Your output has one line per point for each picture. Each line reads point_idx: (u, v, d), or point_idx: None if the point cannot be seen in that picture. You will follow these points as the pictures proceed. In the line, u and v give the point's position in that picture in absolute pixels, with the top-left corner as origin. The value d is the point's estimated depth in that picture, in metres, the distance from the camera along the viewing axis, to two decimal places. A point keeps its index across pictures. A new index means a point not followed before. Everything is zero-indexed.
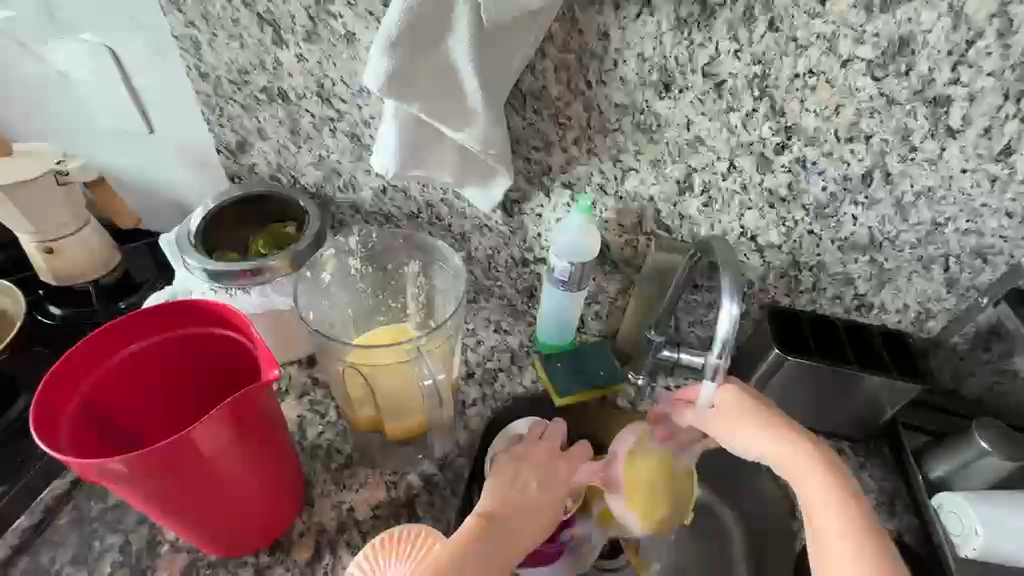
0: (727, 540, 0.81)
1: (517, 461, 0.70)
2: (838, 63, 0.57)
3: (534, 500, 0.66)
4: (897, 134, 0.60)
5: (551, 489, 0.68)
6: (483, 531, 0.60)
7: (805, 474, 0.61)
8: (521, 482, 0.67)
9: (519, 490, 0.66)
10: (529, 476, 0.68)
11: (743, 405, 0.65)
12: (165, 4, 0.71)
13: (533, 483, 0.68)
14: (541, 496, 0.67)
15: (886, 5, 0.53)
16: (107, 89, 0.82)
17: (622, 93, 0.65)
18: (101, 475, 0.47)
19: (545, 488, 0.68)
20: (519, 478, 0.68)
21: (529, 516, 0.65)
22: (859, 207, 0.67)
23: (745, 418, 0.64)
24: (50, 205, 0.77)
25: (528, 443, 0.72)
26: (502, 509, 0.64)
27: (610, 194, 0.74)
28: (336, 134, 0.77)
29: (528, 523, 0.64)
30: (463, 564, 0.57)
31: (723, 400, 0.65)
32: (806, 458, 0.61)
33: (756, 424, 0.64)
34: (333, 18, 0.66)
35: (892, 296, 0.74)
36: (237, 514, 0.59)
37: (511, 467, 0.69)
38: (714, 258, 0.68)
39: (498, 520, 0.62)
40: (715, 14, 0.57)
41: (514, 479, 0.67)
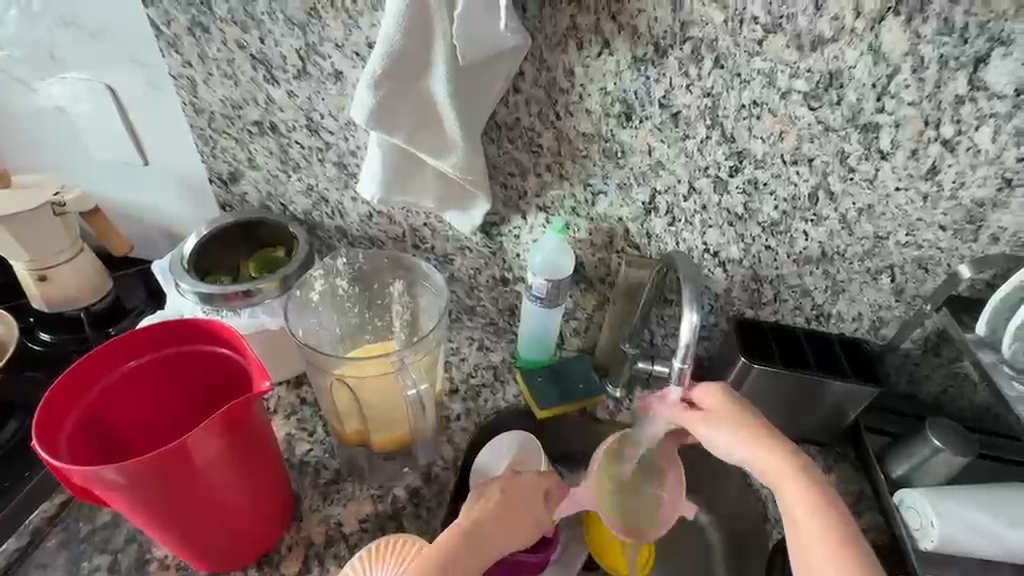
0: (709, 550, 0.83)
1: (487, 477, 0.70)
2: (778, 95, 0.64)
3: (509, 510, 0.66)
4: (836, 156, 0.67)
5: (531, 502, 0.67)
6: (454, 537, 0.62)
7: (789, 474, 0.61)
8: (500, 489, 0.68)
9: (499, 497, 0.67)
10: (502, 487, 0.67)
11: (726, 406, 0.67)
12: (164, 46, 0.76)
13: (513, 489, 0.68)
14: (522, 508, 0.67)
15: (815, 45, 0.60)
16: (105, 125, 0.86)
17: (588, 123, 0.71)
18: (99, 484, 0.50)
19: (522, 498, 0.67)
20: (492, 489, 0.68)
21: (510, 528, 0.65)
22: (809, 223, 0.73)
23: (725, 421, 0.66)
24: (46, 235, 0.81)
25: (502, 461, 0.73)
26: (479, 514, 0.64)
27: (583, 216, 0.79)
28: (324, 163, 0.81)
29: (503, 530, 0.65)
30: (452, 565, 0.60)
31: (709, 401, 0.68)
32: (782, 458, 0.62)
33: (736, 427, 0.65)
34: (322, 58, 0.71)
35: (847, 306, 0.80)
36: (226, 527, 0.61)
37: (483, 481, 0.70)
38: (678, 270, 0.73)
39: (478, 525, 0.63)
40: (667, 53, 0.64)
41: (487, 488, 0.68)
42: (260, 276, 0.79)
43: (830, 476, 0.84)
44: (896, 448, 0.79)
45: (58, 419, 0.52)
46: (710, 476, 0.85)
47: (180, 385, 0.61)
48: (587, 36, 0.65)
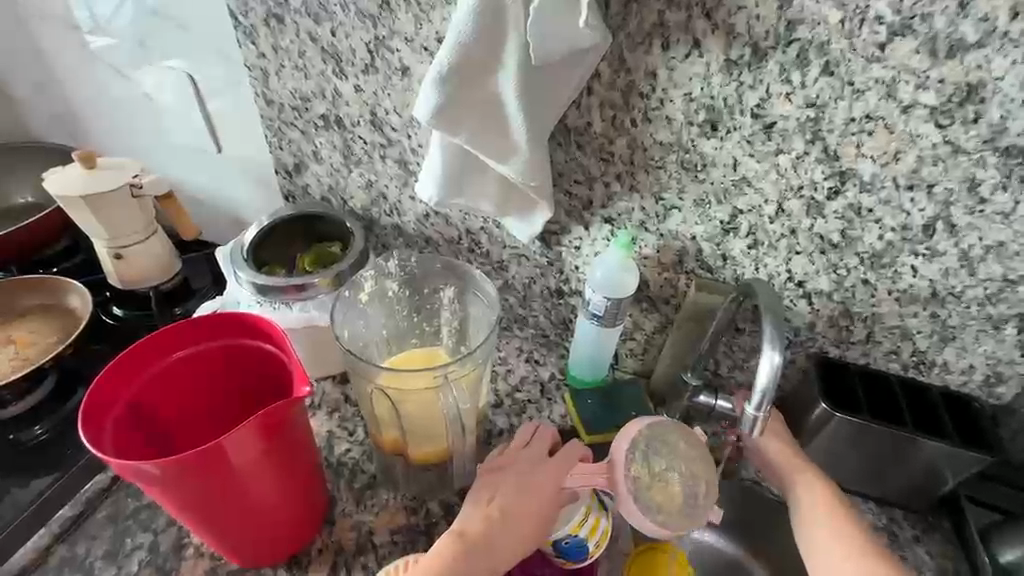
0: None
1: (494, 478, 0.67)
2: (898, 109, 0.55)
3: (511, 515, 0.63)
4: (964, 183, 0.57)
5: (535, 497, 0.64)
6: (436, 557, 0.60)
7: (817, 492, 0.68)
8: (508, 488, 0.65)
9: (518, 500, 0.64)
10: (507, 488, 0.65)
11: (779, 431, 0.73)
12: (241, 36, 0.75)
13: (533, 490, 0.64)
14: (523, 506, 0.63)
15: (953, 51, 0.51)
16: (185, 112, 0.90)
17: (668, 131, 0.64)
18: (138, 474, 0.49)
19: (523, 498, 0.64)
20: (495, 496, 0.65)
21: (512, 529, 0.62)
22: (920, 258, 0.63)
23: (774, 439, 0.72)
24: (123, 216, 0.84)
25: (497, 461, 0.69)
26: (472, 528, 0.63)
27: (651, 231, 0.73)
28: (386, 160, 0.80)
29: (502, 539, 0.62)
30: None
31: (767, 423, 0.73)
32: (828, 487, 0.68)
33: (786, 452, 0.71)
34: (391, 52, 0.69)
35: (956, 356, 0.69)
36: (260, 527, 0.60)
37: (489, 483, 0.67)
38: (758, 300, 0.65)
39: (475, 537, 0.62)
40: (766, 57, 0.56)
41: (493, 496, 0.65)
42: (314, 270, 0.78)
43: (918, 548, 0.73)
44: (1004, 528, 0.68)
45: (107, 403, 0.53)
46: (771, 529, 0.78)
47: (225, 379, 0.61)
48: (674, 34, 0.58)
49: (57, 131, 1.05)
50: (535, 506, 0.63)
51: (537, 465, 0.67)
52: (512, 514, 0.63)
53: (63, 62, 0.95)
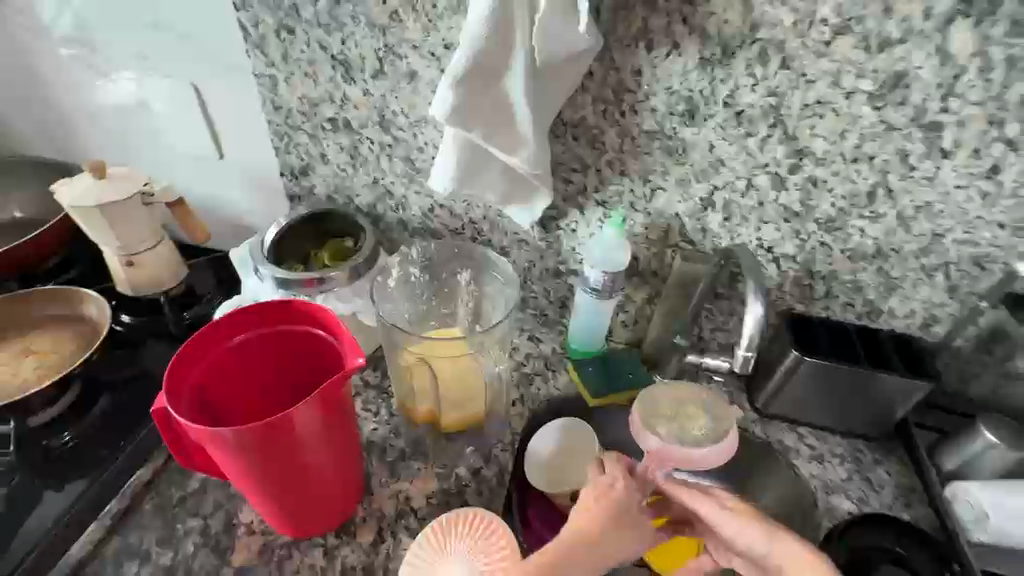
0: None
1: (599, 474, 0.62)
2: (842, 95, 0.66)
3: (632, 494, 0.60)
4: (897, 155, 0.69)
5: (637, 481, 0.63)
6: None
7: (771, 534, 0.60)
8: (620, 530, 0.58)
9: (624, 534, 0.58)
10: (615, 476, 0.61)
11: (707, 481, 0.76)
12: (250, 47, 0.80)
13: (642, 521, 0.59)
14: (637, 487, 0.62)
15: (883, 46, 0.62)
16: (186, 120, 0.93)
17: (652, 121, 0.73)
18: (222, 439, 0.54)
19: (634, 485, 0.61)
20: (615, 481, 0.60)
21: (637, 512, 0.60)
22: (865, 220, 0.75)
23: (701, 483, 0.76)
24: (133, 224, 0.86)
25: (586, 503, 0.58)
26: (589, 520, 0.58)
27: (640, 210, 0.83)
28: (393, 158, 0.86)
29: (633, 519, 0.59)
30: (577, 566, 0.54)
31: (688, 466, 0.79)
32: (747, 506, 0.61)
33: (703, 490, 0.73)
34: (399, 58, 0.75)
35: (899, 302, 0.82)
36: (314, 497, 0.66)
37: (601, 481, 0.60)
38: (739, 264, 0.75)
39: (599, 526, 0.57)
40: (734, 54, 0.66)
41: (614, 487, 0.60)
42: (336, 264, 0.83)
43: (879, 469, 0.85)
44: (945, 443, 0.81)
45: (184, 381, 0.58)
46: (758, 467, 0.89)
47: (274, 364, 0.65)
48: (657, 37, 0.67)
49: (44, 143, 1.04)
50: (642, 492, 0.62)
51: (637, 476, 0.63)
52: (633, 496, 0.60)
53: (53, 74, 0.95)
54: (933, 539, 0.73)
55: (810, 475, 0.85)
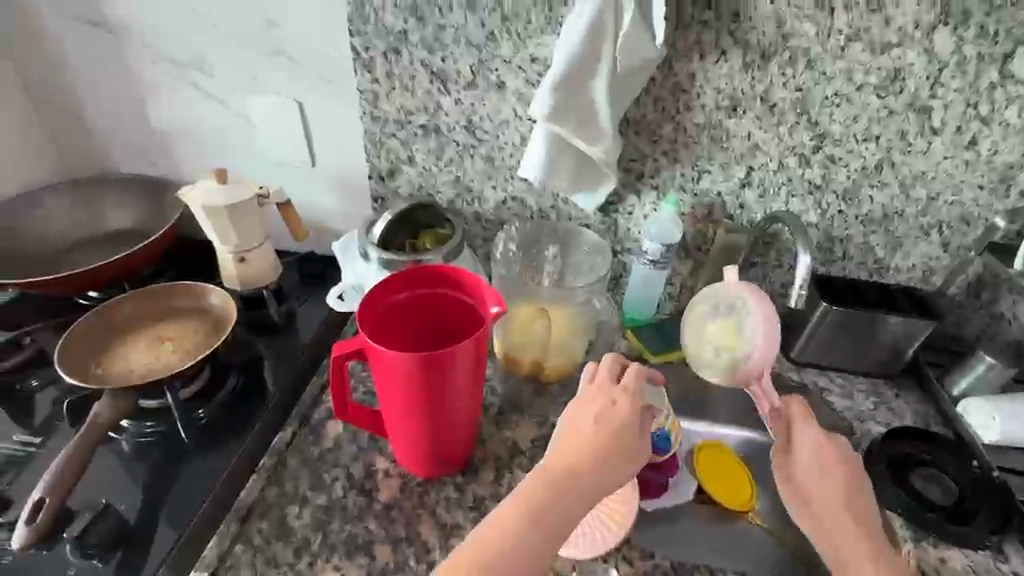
0: None
1: (586, 406, 0.70)
2: (854, 88, 0.84)
3: (614, 432, 0.67)
4: (898, 134, 0.87)
5: (619, 415, 0.68)
6: (535, 508, 0.63)
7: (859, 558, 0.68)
8: (597, 421, 0.68)
9: (599, 426, 0.67)
10: (594, 420, 0.68)
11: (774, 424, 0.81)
12: (358, 67, 0.94)
13: (616, 412, 0.68)
14: (617, 426, 0.67)
15: (884, 49, 0.81)
16: (284, 133, 1.05)
17: (702, 115, 0.90)
18: (394, 364, 0.67)
19: (619, 422, 0.68)
20: (598, 420, 0.68)
21: (619, 455, 0.66)
22: (875, 189, 0.93)
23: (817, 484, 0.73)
24: (248, 223, 0.98)
25: (583, 400, 0.71)
26: (566, 465, 0.65)
27: (689, 192, 0.98)
28: (475, 158, 1.00)
29: (608, 476, 0.66)
30: (540, 524, 0.62)
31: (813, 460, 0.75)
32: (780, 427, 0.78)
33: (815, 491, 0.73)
34: (491, 71, 0.90)
35: (903, 258, 0.99)
36: (453, 436, 0.77)
37: (595, 407, 0.69)
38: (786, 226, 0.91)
39: (565, 474, 0.65)
40: (770, 59, 0.84)
41: (597, 420, 0.68)
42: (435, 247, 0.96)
43: (900, 401, 1.00)
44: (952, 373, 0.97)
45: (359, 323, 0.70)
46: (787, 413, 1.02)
47: (418, 322, 0.77)
48: (708, 47, 0.84)
49: (143, 161, 1.15)
50: (621, 431, 0.67)
51: (622, 415, 0.68)
52: (612, 441, 0.66)
53: (162, 99, 1.07)
54: (953, 444, 0.90)
55: (843, 408, 0.98)
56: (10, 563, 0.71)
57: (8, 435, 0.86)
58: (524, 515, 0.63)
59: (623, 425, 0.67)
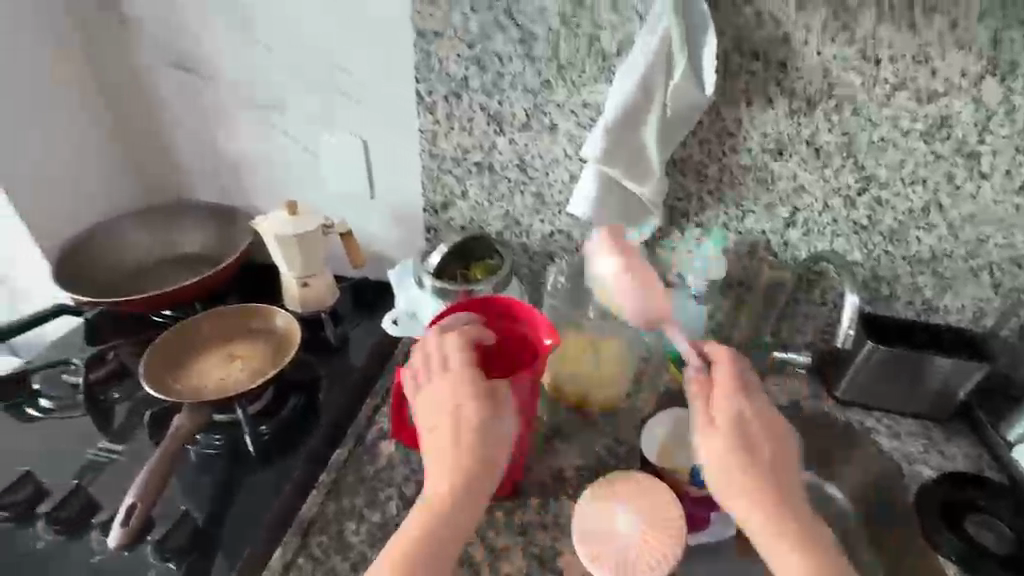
0: None
1: (428, 397, 0.71)
2: (900, 133, 0.86)
3: (448, 426, 0.68)
4: (945, 178, 0.88)
5: (439, 410, 0.69)
6: (452, 500, 0.65)
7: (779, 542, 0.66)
8: (439, 414, 0.69)
9: (456, 432, 0.68)
10: (432, 412, 0.70)
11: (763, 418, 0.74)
12: (421, 109, 1.02)
13: (463, 416, 0.68)
14: (444, 420, 0.69)
15: (931, 97, 0.83)
16: (349, 168, 1.13)
17: (748, 157, 0.93)
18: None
19: (455, 416, 0.69)
20: (432, 415, 0.69)
21: (450, 451, 0.67)
22: (922, 231, 0.93)
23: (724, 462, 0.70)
24: (313, 251, 1.05)
25: (433, 390, 0.72)
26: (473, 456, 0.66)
27: (733, 230, 1.01)
28: (525, 194, 1.05)
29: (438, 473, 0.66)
30: (449, 513, 0.64)
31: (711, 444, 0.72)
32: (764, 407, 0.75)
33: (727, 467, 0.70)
34: (545, 115, 0.96)
35: (953, 299, 0.98)
36: (504, 463, 0.80)
37: (431, 399, 0.71)
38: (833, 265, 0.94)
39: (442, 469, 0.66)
40: (816, 106, 0.87)
41: (432, 414, 0.70)
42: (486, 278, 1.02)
43: (950, 444, 0.98)
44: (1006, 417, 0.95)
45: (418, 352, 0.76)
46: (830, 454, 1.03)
47: None
48: (755, 94, 0.88)
49: (217, 191, 1.25)
50: (441, 423, 0.69)
51: (438, 406, 0.70)
52: (438, 435, 0.68)
53: (238, 135, 1.17)
54: (1008, 490, 0.89)
55: (891, 449, 0.97)
56: (97, 562, 0.77)
57: (93, 442, 0.93)
58: (445, 505, 0.64)
59: (480, 429, 0.68)
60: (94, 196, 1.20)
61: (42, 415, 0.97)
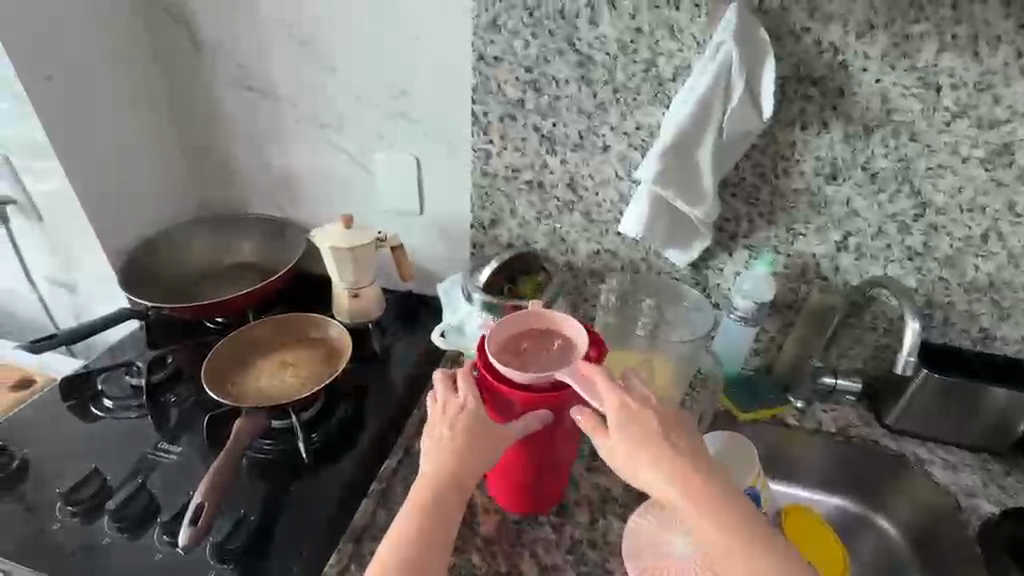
0: (895, 553, 0.98)
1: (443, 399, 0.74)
2: (959, 159, 0.86)
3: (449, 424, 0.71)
4: (1006, 205, 0.88)
5: (451, 411, 0.72)
6: (437, 485, 0.68)
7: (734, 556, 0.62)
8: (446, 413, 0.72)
9: (452, 421, 0.71)
10: (444, 411, 0.72)
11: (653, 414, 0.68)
12: (476, 129, 1.05)
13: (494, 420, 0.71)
14: (450, 420, 0.71)
15: (992, 124, 0.83)
16: (401, 184, 1.16)
17: (800, 180, 0.94)
18: (508, 402, 0.72)
19: (465, 418, 0.71)
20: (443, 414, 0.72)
21: (448, 443, 0.70)
22: (980, 258, 0.92)
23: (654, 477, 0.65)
24: (364, 263, 1.08)
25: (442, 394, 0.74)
26: (469, 451, 0.69)
27: (782, 253, 1.00)
28: (573, 213, 1.07)
29: (436, 465, 0.69)
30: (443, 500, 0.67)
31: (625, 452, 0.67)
32: (641, 408, 0.68)
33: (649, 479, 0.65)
34: (597, 136, 0.99)
35: (1011, 328, 0.96)
36: (548, 477, 0.80)
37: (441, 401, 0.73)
38: (889, 290, 0.93)
39: (437, 461, 0.69)
40: (873, 132, 0.87)
41: (443, 412, 0.72)
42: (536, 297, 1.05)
43: (1009, 479, 0.96)
44: None
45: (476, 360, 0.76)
46: (877, 483, 1.01)
47: None
48: (811, 119, 0.89)
49: (271, 203, 1.29)
50: (445, 422, 0.71)
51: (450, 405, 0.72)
52: (440, 432, 0.71)
53: (296, 150, 1.21)
54: None
55: (948, 481, 0.95)
56: (159, 560, 0.80)
57: (151, 442, 0.96)
58: (427, 492, 0.67)
59: (476, 418, 0.71)
60: (157, 206, 1.24)
61: (103, 415, 1.01)
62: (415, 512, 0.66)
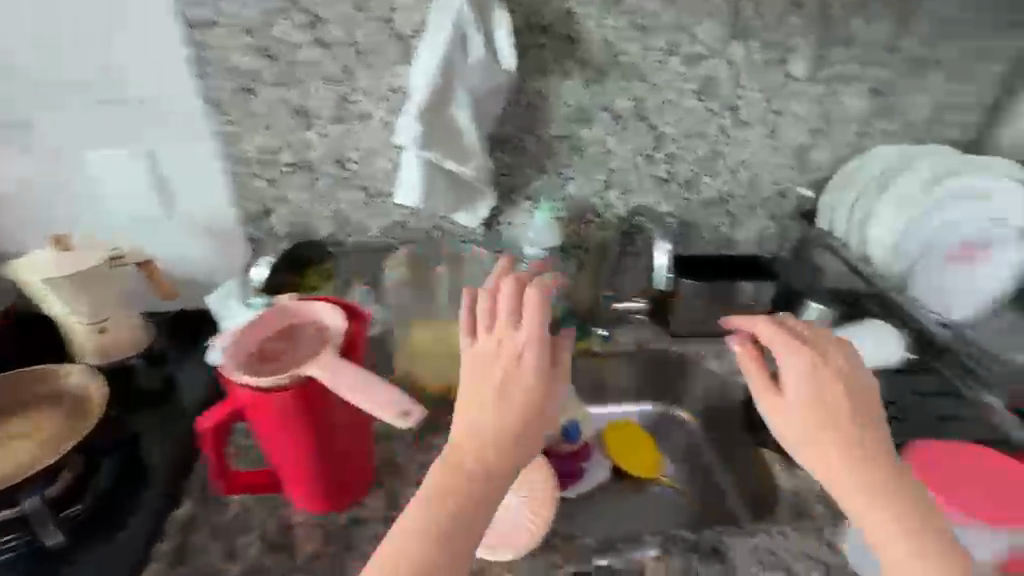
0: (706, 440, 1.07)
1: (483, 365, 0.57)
2: (677, 93, 0.98)
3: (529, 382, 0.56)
4: (718, 129, 1.02)
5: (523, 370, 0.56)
6: (500, 466, 0.53)
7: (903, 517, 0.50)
8: (503, 376, 0.56)
9: (519, 380, 0.56)
10: (506, 366, 0.56)
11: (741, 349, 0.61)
12: (209, 108, 0.91)
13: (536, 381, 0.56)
14: (532, 377, 0.56)
15: (694, 60, 0.95)
16: (134, 187, 0.96)
17: (558, 128, 0.99)
18: (272, 413, 0.65)
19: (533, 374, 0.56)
20: (522, 369, 0.56)
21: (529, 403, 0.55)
22: (710, 177, 1.07)
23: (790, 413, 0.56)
24: (101, 290, 0.89)
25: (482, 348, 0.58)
26: (523, 426, 0.55)
27: (560, 199, 1.06)
28: (349, 190, 0.99)
29: (520, 434, 0.54)
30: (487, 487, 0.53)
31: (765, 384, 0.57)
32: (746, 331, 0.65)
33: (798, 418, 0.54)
34: (352, 104, 0.92)
35: (745, 233, 1.13)
36: (352, 471, 0.75)
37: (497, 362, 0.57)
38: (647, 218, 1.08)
39: (489, 436, 0.54)
40: (605, 74, 0.95)
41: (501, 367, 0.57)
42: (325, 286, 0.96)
43: None
44: None
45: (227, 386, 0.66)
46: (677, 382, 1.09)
47: None
48: (552, 68, 0.94)
49: None
50: (517, 381, 0.56)
51: (519, 364, 0.56)
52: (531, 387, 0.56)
53: None
54: None
55: None
56: None
57: None
58: (471, 476, 0.52)
59: (536, 379, 0.56)
60: None
61: None
62: (463, 502, 0.52)
